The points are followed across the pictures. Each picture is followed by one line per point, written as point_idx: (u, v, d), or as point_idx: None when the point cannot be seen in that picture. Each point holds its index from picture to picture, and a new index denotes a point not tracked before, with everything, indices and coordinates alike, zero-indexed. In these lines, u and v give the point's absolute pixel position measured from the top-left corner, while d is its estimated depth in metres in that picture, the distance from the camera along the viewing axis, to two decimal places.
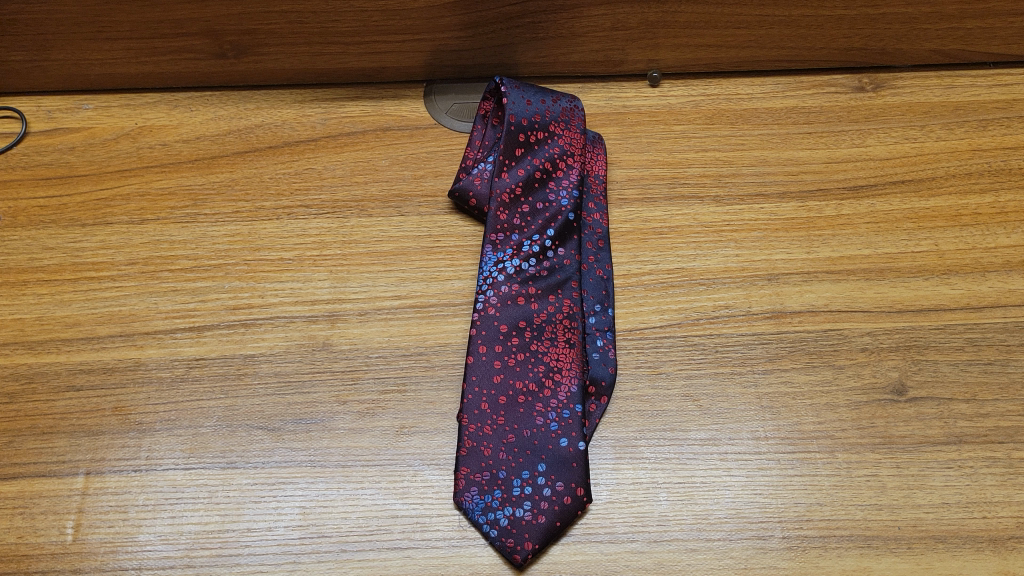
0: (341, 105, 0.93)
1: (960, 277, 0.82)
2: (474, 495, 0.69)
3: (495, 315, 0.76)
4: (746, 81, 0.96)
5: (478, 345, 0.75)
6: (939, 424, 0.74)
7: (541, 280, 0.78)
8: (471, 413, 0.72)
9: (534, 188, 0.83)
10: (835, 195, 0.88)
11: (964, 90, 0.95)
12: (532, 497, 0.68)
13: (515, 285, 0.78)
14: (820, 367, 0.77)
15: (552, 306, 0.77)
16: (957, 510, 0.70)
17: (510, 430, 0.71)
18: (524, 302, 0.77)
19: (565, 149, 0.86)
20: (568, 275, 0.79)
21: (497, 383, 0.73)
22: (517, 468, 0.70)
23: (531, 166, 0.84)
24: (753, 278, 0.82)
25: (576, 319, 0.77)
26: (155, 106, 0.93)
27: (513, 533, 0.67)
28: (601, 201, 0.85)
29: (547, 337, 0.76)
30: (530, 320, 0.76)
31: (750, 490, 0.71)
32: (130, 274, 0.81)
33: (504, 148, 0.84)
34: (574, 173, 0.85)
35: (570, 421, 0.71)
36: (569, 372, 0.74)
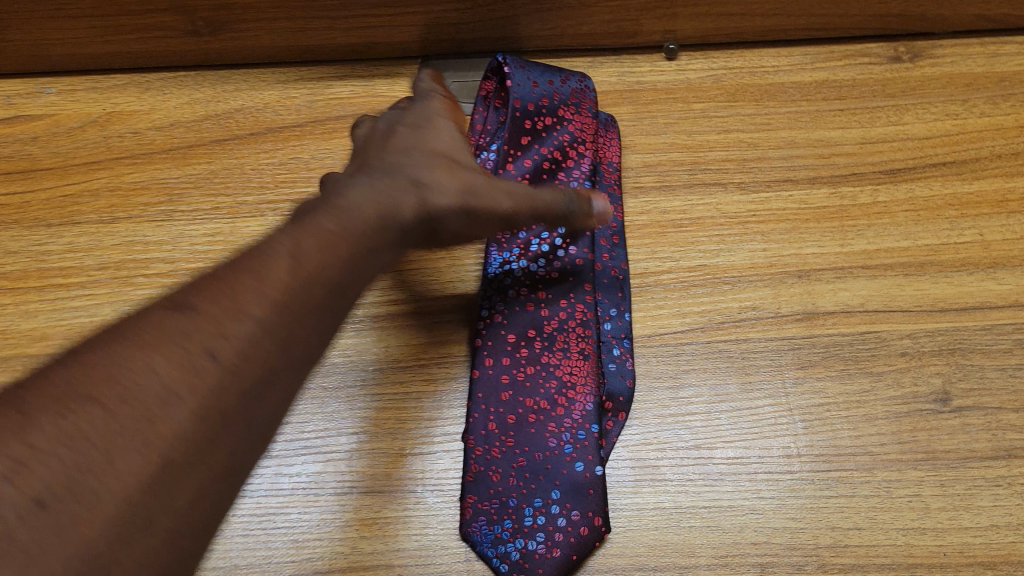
0: (328, 85, 0.84)
1: (1008, 271, 0.75)
2: (483, 525, 0.63)
3: (502, 324, 0.70)
4: (772, 52, 0.88)
5: (484, 358, 0.68)
6: (986, 438, 0.69)
7: (551, 284, 0.71)
8: (477, 436, 0.66)
9: (542, 179, 0.76)
10: (870, 180, 0.80)
11: (1011, 59, 0.87)
12: (546, 528, 0.63)
13: (522, 290, 0.71)
14: (856, 375, 0.71)
15: (563, 312, 0.70)
16: (1008, 534, 0.65)
17: (520, 453, 0.65)
18: (532, 309, 0.70)
19: (575, 135, 0.78)
20: (580, 278, 0.71)
21: (505, 401, 0.67)
22: (527, 494, 0.64)
23: (538, 155, 0.77)
24: (781, 275, 0.75)
25: (591, 326, 0.70)
26: (125, 88, 0.85)
27: (526, 568, 0.62)
28: (616, 191, 0.79)
29: (558, 348, 0.69)
30: (540, 329, 0.70)
31: (782, 514, 0.66)
32: (101, 280, 0.74)
33: (508, 137, 0.77)
34: (585, 163, 0.77)
35: (586, 444, 0.65)
36: (584, 388, 0.67)
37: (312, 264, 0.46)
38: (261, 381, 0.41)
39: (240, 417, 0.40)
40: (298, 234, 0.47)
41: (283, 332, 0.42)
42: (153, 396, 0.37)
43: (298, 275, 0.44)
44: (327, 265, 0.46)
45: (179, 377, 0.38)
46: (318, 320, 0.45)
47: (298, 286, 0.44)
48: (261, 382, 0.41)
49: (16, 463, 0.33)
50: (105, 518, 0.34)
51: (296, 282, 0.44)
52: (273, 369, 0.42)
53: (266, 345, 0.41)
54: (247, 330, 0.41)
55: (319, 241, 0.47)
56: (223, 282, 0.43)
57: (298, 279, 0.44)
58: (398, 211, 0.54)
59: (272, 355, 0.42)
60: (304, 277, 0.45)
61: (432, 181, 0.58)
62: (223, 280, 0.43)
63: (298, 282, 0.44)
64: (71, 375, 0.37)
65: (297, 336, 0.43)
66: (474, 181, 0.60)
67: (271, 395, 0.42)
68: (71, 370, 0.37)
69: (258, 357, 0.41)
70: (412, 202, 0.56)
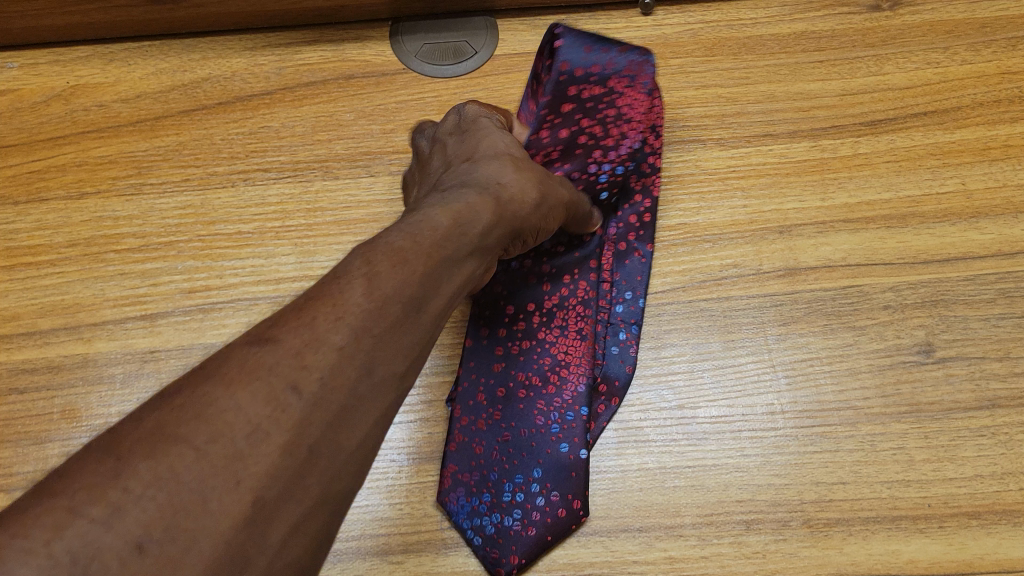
0: (297, 51, 0.83)
1: (991, 220, 0.75)
2: (460, 496, 0.63)
3: (503, 296, 0.69)
4: (750, 4, 0.86)
5: (480, 327, 0.68)
6: (970, 388, 0.68)
7: (557, 258, 0.69)
8: (465, 405, 0.65)
9: (574, 155, 0.70)
10: (850, 132, 0.79)
11: (992, 4, 0.85)
12: (523, 506, 0.62)
13: (527, 263, 0.69)
14: (838, 330, 0.70)
15: (566, 288, 0.68)
16: (991, 483, 0.65)
17: (506, 428, 0.64)
18: (534, 281, 0.69)
19: (621, 113, 0.70)
20: (588, 254, 0.70)
21: (497, 373, 0.66)
22: (509, 470, 0.63)
23: (576, 126, 0.70)
24: (762, 231, 0.74)
25: (596, 306, 0.68)
26: (88, 60, 0.82)
27: (499, 543, 0.61)
28: (656, 163, 0.74)
29: (556, 325, 0.67)
30: (539, 303, 0.68)
31: (767, 472, 0.65)
32: (71, 257, 0.73)
33: (547, 101, 0.70)
34: (628, 144, 0.70)
35: (573, 425, 0.64)
36: (577, 368, 0.65)
37: (396, 283, 0.44)
38: (347, 407, 0.39)
39: (330, 449, 0.38)
40: (379, 252, 0.45)
41: (364, 357, 0.41)
42: (244, 433, 0.36)
43: (379, 297, 0.43)
44: (406, 279, 0.44)
45: (265, 412, 0.37)
46: (402, 338, 0.43)
47: (378, 305, 0.42)
48: (349, 408, 0.39)
49: (114, 507, 0.31)
50: (205, 562, 0.32)
51: (376, 303, 0.42)
52: (359, 396, 0.40)
53: (349, 372, 0.40)
54: (327, 360, 0.39)
55: (403, 258, 0.45)
56: (302, 313, 0.41)
57: (380, 301, 0.42)
58: (484, 213, 0.52)
59: (358, 382, 0.40)
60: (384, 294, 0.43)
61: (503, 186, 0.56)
62: (303, 311, 0.41)
63: (377, 301, 0.42)
64: (159, 416, 0.35)
65: (380, 358, 0.41)
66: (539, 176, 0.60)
67: (360, 420, 0.40)
68: (158, 411, 0.35)
69: (342, 387, 0.39)
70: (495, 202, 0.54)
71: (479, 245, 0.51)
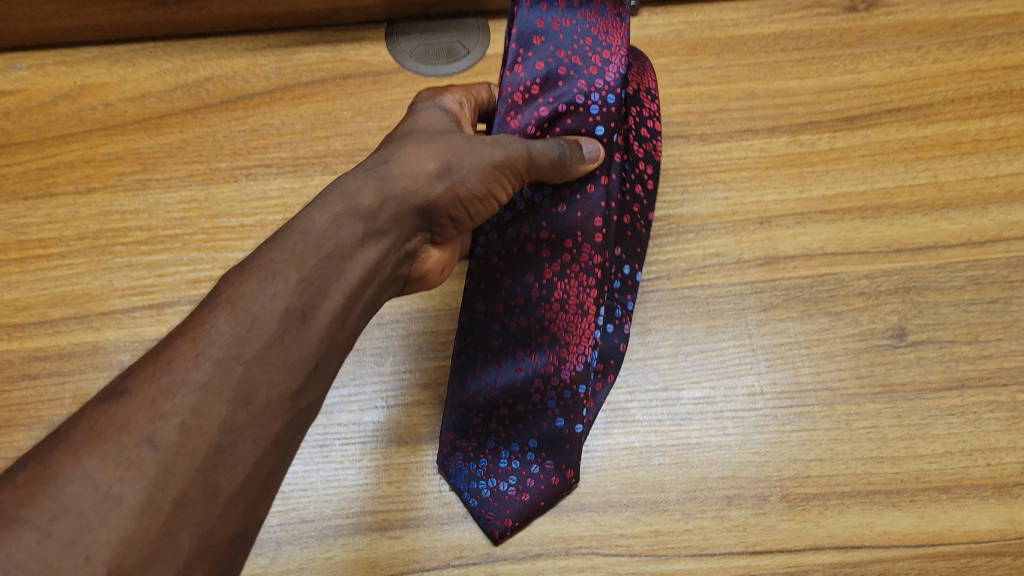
0: (296, 51, 0.86)
1: (961, 211, 0.78)
2: (458, 461, 0.66)
3: (501, 270, 0.61)
4: (731, 6, 0.89)
5: (474, 298, 0.61)
6: (940, 370, 0.72)
7: (556, 223, 0.60)
8: (462, 377, 0.63)
9: (557, 86, 0.58)
10: (827, 128, 0.82)
11: (963, 5, 0.89)
12: (519, 473, 0.64)
13: (524, 231, 0.60)
14: (816, 315, 0.74)
15: (568, 254, 0.60)
16: (960, 459, 0.68)
17: (502, 401, 0.63)
18: (532, 249, 0.60)
19: (599, 40, 0.59)
20: (593, 213, 0.59)
21: (494, 347, 0.62)
22: (506, 438, 0.65)
23: (553, 56, 0.58)
24: (743, 222, 0.78)
25: (596, 275, 0.60)
26: (94, 61, 0.85)
27: (494, 505, 0.65)
28: (655, 126, 0.73)
29: (556, 300, 0.61)
30: (538, 274, 0.60)
31: (748, 449, 0.69)
32: (80, 249, 0.75)
33: (514, 37, 0.58)
34: (615, 70, 0.59)
35: (570, 402, 0.62)
36: (578, 347, 0.61)
37: (265, 310, 0.45)
38: (221, 439, 0.41)
39: (201, 489, 0.40)
40: (249, 279, 0.46)
41: (233, 388, 0.42)
42: (97, 497, 0.37)
43: (246, 323, 0.44)
44: (274, 305, 0.45)
45: (122, 468, 0.38)
46: (270, 358, 0.44)
47: (244, 334, 0.44)
48: (223, 441, 0.41)
49: None
50: None
51: (244, 333, 0.44)
52: (234, 428, 0.42)
53: (217, 407, 0.41)
54: (188, 400, 0.41)
55: (274, 279, 0.46)
56: (163, 358, 0.43)
57: (247, 330, 0.44)
58: (380, 208, 0.52)
59: (230, 412, 0.42)
60: (251, 323, 0.44)
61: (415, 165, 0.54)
62: (166, 355, 0.43)
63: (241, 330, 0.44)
64: (20, 487, 0.37)
65: (251, 384, 0.43)
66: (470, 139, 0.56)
67: (239, 450, 0.42)
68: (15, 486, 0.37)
69: (210, 422, 0.41)
70: (398, 198, 0.53)
71: (372, 251, 0.52)
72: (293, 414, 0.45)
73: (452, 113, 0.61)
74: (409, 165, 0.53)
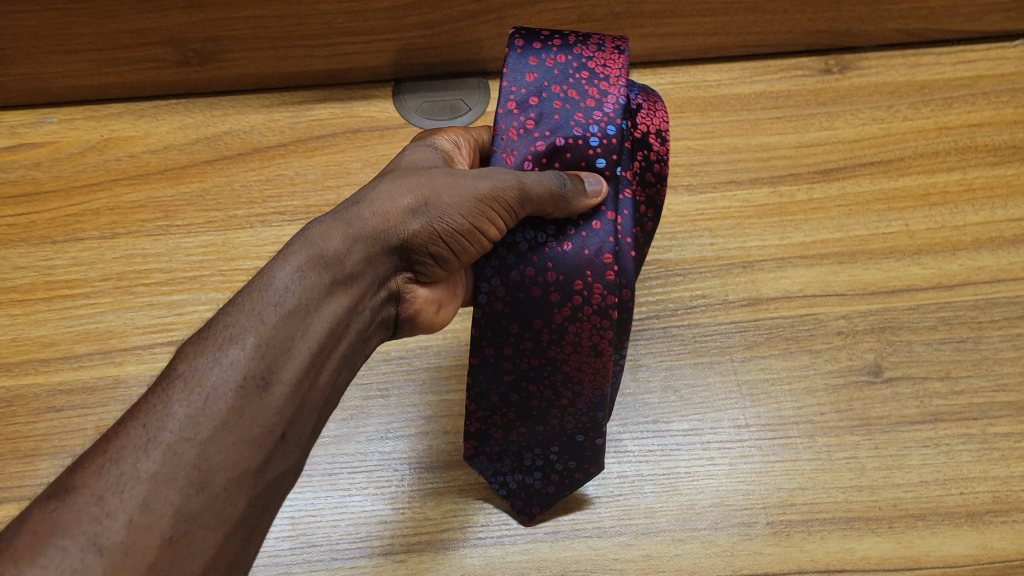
0: (309, 108, 0.92)
1: (932, 256, 0.84)
2: (483, 462, 0.67)
3: (506, 316, 0.55)
4: (714, 68, 0.97)
5: (483, 345, 0.56)
6: (914, 404, 0.76)
7: (561, 264, 0.55)
8: (479, 402, 0.60)
9: (555, 119, 0.57)
10: (805, 179, 0.88)
11: (929, 69, 0.97)
12: (543, 469, 0.66)
13: (529, 272, 0.55)
14: (797, 353, 0.78)
15: (579, 297, 0.55)
16: (935, 488, 0.72)
17: (522, 424, 0.62)
18: (540, 293, 0.55)
19: (596, 72, 0.58)
20: (600, 249, 0.55)
21: (507, 383, 0.59)
22: (528, 444, 0.64)
23: (549, 89, 0.57)
24: (728, 266, 0.83)
25: (611, 316, 0.55)
26: (120, 116, 0.92)
27: (523, 495, 0.68)
28: (661, 170, 0.63)
29: (568, 343, 0.56)
30: (548, 319, 0.55)
31: (734, 478, 0.72)
32: (104, 290, 0.80)
33: (508, 76, 0.58)
34: (613, 101, 0.57)
35: (588, 425, 0.61)
36: (592, 383, 0.58)
37: (220, 384, 0.44)
38: (175, 531, 0.40)
39: None
40: (204, 349, 0.45)
41: (187, 474, 0.41)
42: None
43: (199, 401, 0.43)
44: (228, 385, 0.44)
45: None
46: (227, 439, 0.43)
47: (198, 419, 0.42)
48: (178, 533, 0.40)
49: None
50: None
51: (197, 413, 0.43)
52: (190, 517, 0.41)
53: (170, 496, 0.40)
54: (138, 493, 0.40)
55: (226, 351, 0.45)
56: (109, 449, 0.41)
57: (201, 409, 0.43)
58: (347, 254, 0.52)
59: (184, 500, 0.41)
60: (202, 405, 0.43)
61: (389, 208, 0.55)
62: (114, 440, 0.41)
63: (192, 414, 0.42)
64: None
65: (206, 471, 0.42)
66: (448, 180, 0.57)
67: (196, 540, 0.41)
68: None
69: (162, 513, 0.40)
70: (365, 249, 0.53)
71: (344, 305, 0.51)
72: (256, 489, 0.44)
73: (440, 148, 0.66)
74: (381, 209, 0.54)
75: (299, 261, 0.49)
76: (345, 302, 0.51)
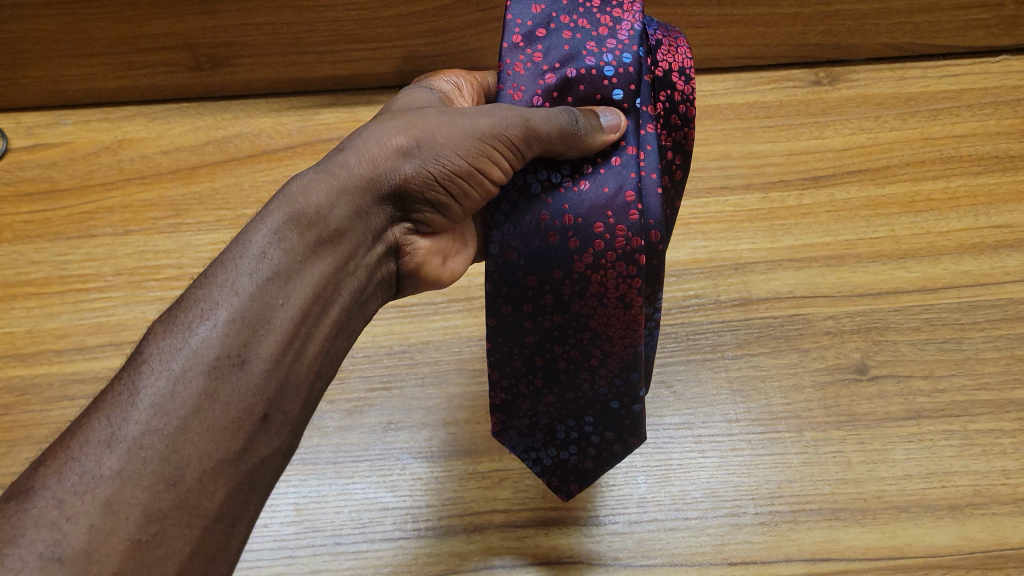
0: (316, 112, 0.95)
1: (916, 260, 0.87)
2: (513, 438, 0.65)
3: (523, 267, 0.53)
4: (709, 78, 1.04)
5: (500, 301, 0.55)
6: (899, 401, 0.78)
7: (577, 206, 0.53)
8: (502, 369, 0.59)
9: (565, 51, 0.55)
10: (796, 186, 0.93)
11: (916, 82, 1.02)
12: (578, 444, 0.64)
13: (546, 217, 0.53)
14: (786, 351, 0.81)
15: (600, 242, 0.52)
16: (919, 481, 0.73)
17: (551, 392, 0.61)
18: (557, 240, 0.53)
19: (609, 1, 0.56)
20: (621, 186, 0.53)
21: (531, 344, 0.58)
22: (558, 416, 0.63)
23: (558, 20, 0.55)
24: (720, 267, 0.87)
25: (637, 262, 0.53)
26: (133, 118, 0.96)
27: (559, 472, 0.67)
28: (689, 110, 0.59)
29: (592, 295, 0.54)
30: (568, 268, 0.53)
31: (724, 470, 0.74)
32: (116, 284, 0.82)
33: (514, 7, 0.56)
34: (629, 28, 0.55)
35: (621, 389, 0.59)
36: (623, 341, 0.56)
37: (189, 370, 0.43)
38: (144, 533, 0.39)
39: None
40: (173, 333, 0.44)
41: (155, 469, 0.40)
42: None
43: (168, 386, 0.42)
44: (198, 368, 0.43)
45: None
46: (199, 424, 0.42)
47: (166, 406, 0.42)
48: (147, 534, 0.39)
49: None
50: None
51: (164, 402, 0.42)
52: (160, 515, 0.40)
53: (137, 492, 0.39)
54: (101, 493, 0.39)
55: (195, 333, 0.44)
56: (71, 445, 0.40)
57: (167, 398, 0.42)
58: (334, 205, 0.53)
59: (153, 498, 0.40)
60: (169, 390, 0.42)
61: (379, 154, 0.56)
62: (77, 436, 0.41)
63: (159, 399, 0.42)
64: None
65: (175, 462, 0.41)
66: (438, 123, 0.58)
67: (168, 541, 0.40)
68: None
69: (128, 513, 0.39)
70: (350, 208, 0.54)
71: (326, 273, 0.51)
72: (235, 479, 0.44)
73: (437, 91, 0.70)
74: (369, 155, 0.55)
75: (273, 232, 0.49)
76: (327, 275, 0.51)
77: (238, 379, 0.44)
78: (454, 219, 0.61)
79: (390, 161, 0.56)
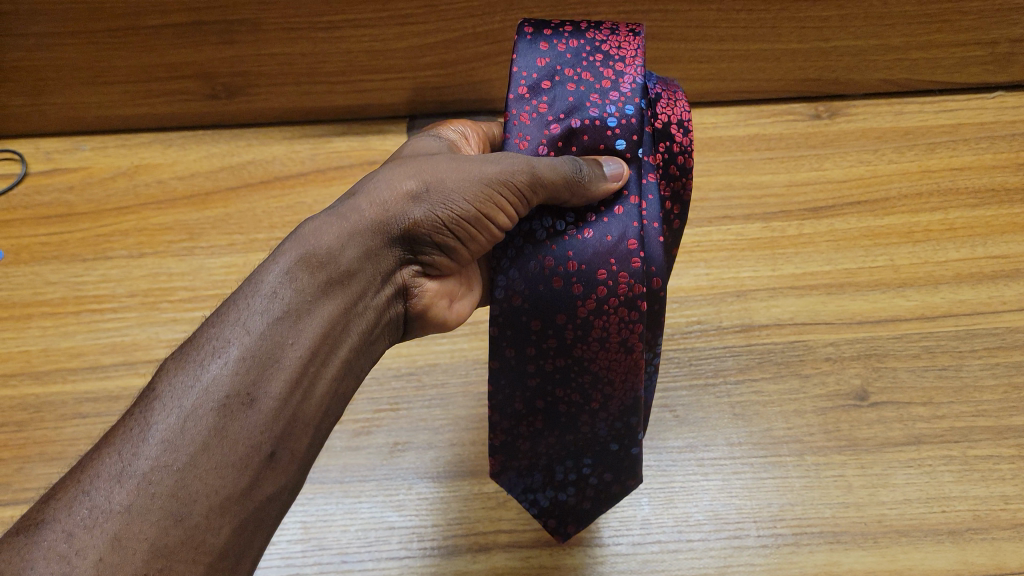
0: (328, 141, 0.98)
1: (915, 289, 0.88)
2: (510, 479, 0.65)
3: (527, 311, 0.55)
4: (712, 112, 1.07)
5: (504, 344, 0.56)
6: (899, 426, 0.79)
7: (580, 253, 0.55)
8: (502, 411, 0.60)
9: (568, 102, 0.57)
10: (796, 216, 0.95)
11: (913, 116, 1.05)
12: (578, 484, 0.65)
13: (550, 262, 0.55)
14: (787, 376, 0.83)
15: (604, 288, 0.54)
16: (919, 505, 0.74)
17: (551, 433, 0.62)
18: (562, 285, 0.54)
19: (611, 55, 0.58)
20: (623, 234, 0.55)
21: (533, 386, 0.59)
22: (558, 458, 0.64)
23: (561, 73, 0.58)
24: (722, 295, 0.89)
25: (640, 308, 0.54)
26: (150, 145, 0.99)
27: (558, 514, 0.67)
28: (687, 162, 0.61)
29: (596, 339, 0.56)
30: (572, 313, 0.55)
31: (727, 493, 0.75)
32: (130, 305, 0.84)
33: (519, 61, 0.58)
34: (630, 81, 0.57)
35: (620, 430, 0.61)
36: (624, 384, 0.58)
37: (200, 407, 0.44)
38: (151, 568, 0.40)
39: None
40: (186, 368, 0.46)
41: (163, 505, 0.41)
42: None
43: (178, 422, 0.43)
44: (208, 405, 0.44)
45: None
46: (207, 460, 0.43)
47: (175, 441, 0.43)
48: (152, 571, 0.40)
49: None
50: None
51: (174, 438, 0.43)
52: (166, 551, 0.40)
53: (144, 527, 0.40)
54: (110, 528, 0.40)
55: (207, 370, 0.45)
56: (83, 478, 0.41)
57: (178, 434, 0.43)
58: (343, 247, 0.54)
59: (159, 534, 0.40)
60: (179, 425, 0.43)
61: (389, 198, 0.57)
62: (89, 469, 0.42)
63: (170, 435, 0.43)
64: None
65: (181, 498, 0.42)
66: (449, 169, 0.59)
67: None
68: None
69: (136, 549, 0.40)
70: (361, 250, 0.55)
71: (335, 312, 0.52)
72: (241, 516, 0.44)
73: (445, 138, 0.72)
74: (380, 199, 0.57)
75: (285, 271, 0.50)
76: (337, 313, 0.52)
77: (247, 416, 0.45)
78: (463, 261, 0.62)
79: (400, 205, 0.57)
